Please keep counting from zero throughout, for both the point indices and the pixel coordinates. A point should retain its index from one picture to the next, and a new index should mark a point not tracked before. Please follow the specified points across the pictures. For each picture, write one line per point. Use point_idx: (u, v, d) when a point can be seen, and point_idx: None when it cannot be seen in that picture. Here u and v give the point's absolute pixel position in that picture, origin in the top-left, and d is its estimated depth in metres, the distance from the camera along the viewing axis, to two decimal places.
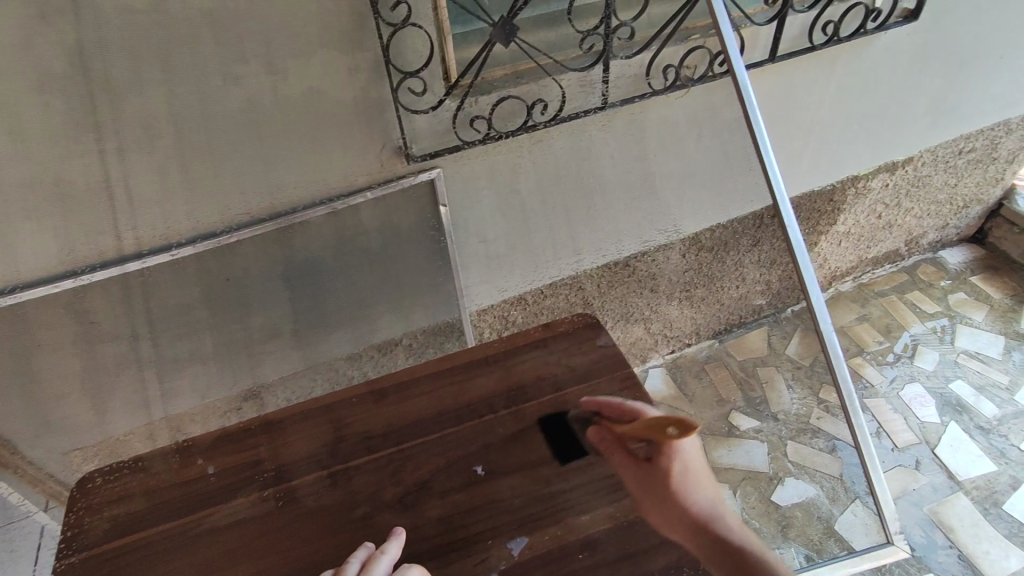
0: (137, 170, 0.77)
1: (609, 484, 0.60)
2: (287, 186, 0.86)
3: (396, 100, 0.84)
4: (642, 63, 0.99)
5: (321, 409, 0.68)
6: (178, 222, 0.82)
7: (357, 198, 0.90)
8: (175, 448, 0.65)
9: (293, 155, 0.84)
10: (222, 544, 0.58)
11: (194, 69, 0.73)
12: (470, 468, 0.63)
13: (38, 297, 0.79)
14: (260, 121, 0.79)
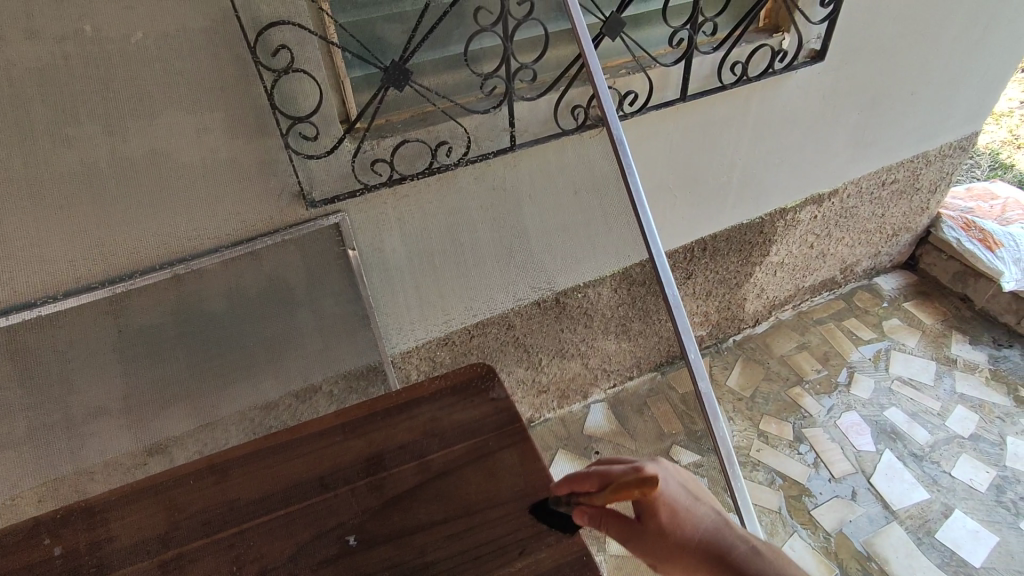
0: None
1: (482, 553, 0.58)
2: (176, 235, 0.82)
3: (286, 145, 0.82)
4: (549, 103, 0.99)
5: (166, 484, 0.62)
6: (50, 275, 0.77)
7: (251, 246, 0.86)
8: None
9: (177, 206, 0.80)
10: None
11: (58, 116, 0.68)
12: (340, 539, 0.59)
13: None
14: (138, 172, 0.76)
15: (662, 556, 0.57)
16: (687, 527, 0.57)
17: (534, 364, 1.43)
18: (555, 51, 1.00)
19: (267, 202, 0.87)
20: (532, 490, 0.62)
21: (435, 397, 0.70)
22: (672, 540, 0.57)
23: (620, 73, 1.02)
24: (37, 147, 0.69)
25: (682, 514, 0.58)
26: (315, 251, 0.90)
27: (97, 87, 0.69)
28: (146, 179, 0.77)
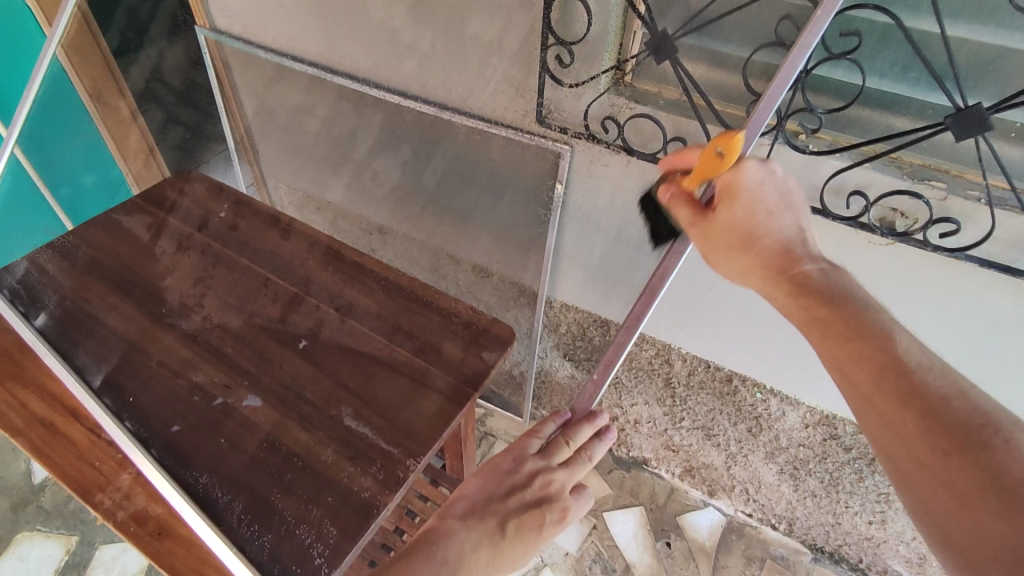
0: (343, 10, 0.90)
1: (343, 442, 0.64)
2: (439, 87, 0.93)
3: (542, 65, 0.82)
4: (833, 169, 0.74)
5: (275, 223, 0.82)
6: (350, 62, 0.97)
7: (480, 125, 0.92)
8: (185, 172, 0.89)
9: (403, 49, 0.90)
10: (139, 250, 0.78)
11: None
12: (297, 339, 0.72)
13: (250, 49, 1.02)
14: (397, 11, 0.86)
15: (728, 243, 0.57)
16: (754, 219, 0.56)
17: (673, 417, 1.25)
18: (899, 120, 0.71)
19: (489, 94, 0.90)
20: (416, 438, 0.65)
21: (452, 308, 0.76)
22: (753, 221, 0.56)
23: (967, 189, 0.70)
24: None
25: (767, 204, 0.56)
26: (519, 164, 0.96)
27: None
28: (404, 25, 0.87)
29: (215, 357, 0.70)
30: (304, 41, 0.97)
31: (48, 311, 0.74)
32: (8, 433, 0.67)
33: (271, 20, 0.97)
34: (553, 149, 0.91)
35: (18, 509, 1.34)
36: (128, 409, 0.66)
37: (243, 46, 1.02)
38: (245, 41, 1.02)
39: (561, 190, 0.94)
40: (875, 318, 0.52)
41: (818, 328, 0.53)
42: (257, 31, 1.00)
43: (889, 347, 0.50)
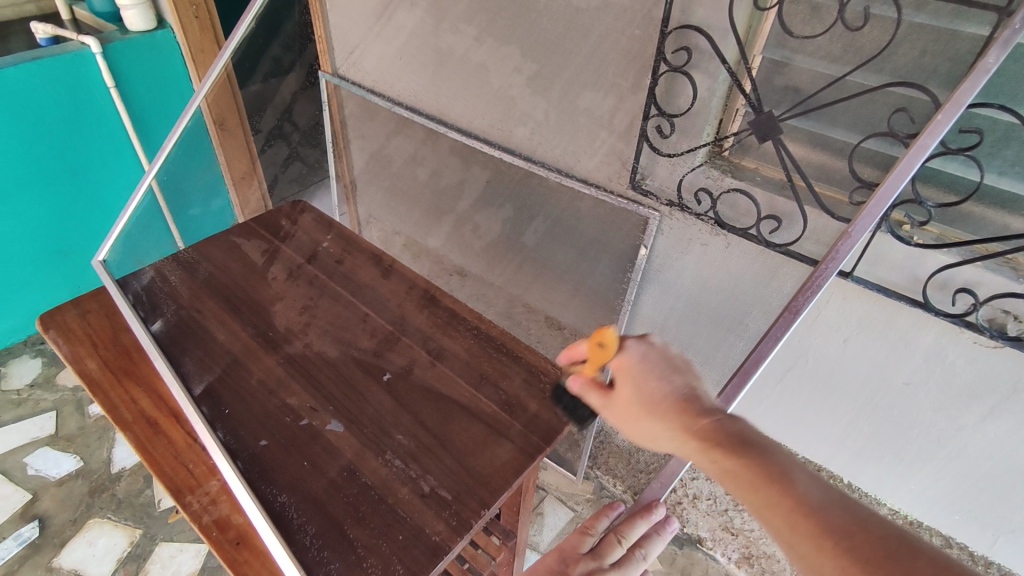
0: (469, 73, 1.02)
1: (417, 478, 0.66)
2: (541, 145, 1.01)
3: (642, 132, 0.88)
4: (937, 265, 0.72)
5: (378, 261, 0.89)
6: (466, 117, 1.07)
7: (583, 188, 0.98)
8: (302, 207, 0.97)
9: (518, 116, 1.00)
10: (253, 270, 0.86)
11: (530, 32, 0.91)
12: (383, 371, 0.76)
13: (371, 99, 1.17)
14: (517, 82, 0.97)
15: (624, 416, 0.58)
16: (643, 393, 0.57)
17: (736, 499, 1.20)
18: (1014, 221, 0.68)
19: (589, 157, 0.96)
20: (488, 485, 0.66)
21: (537, 363, 0.78)
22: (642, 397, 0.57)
23: None
24: (483, 33, 0.97)
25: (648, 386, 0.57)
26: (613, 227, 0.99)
27: (537, 16, 0.89)
28: (520, 92, 0.98)
29: (307, 376, 0.74)
30: (428, 98, 1.11)
31: (164, 318, 0.80)
32: (118, 426, 0.70)
33: (396, 76, 1.13)
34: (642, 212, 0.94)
35: (95, 493, 1.42)
36: (221, 417, 0.70)
37: (367, 96, 1.18)
38: (368, 90, 1.18)
39: (645, 257, 0.98)
40: (771, 462, 0.47)
41: (730, 479, 0.48)
42: (379, 82, 1.16)
43: (789, 491, 0.45)
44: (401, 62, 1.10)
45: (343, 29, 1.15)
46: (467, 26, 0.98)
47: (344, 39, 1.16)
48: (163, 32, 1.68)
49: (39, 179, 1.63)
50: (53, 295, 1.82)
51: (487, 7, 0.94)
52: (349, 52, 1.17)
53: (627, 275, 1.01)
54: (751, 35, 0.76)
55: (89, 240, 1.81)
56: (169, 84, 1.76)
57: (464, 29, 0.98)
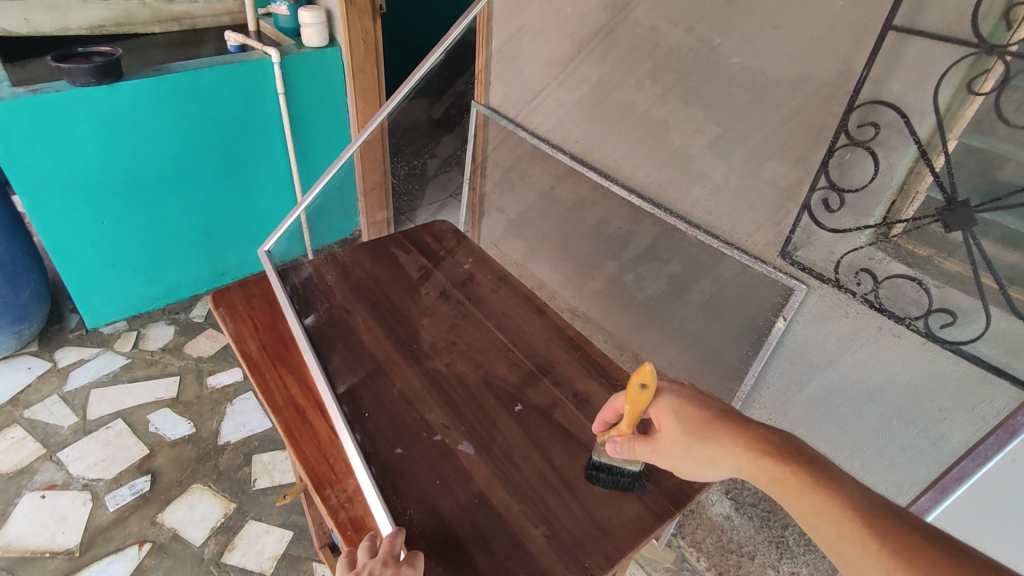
0: (635, 125, 1.06)
1: (542, 515, 0.65)
2: (693, 200, 1.01)
3: (807, 201, 0.86)
4: None
5: (520, 291, 0.92)
6: (622, 166, 1.11)
7: (726, 250, 0.98)
8: (457, 232, 1.03)
9: (694, 177, 1.00)
10: (403, 283, 0.91)
11: (703, 91, 0.93)
12: (515, 401, 0.77)
13: (533, 141, 1.26)
14: (698, 143, 0.97)
15: (678, 455, 0.58)
16: (688, 424, 0.58)
17: None
18: None
19: (752, 224, 0.95)
20: (614, 539, 0.64)
21: None
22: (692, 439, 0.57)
23: None
24: (669, 92, 0.98)
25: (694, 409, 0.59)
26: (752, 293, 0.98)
27: (728, 82, 0.89)
28: (700, 153, 0.97)
29: (443, 393, 0.76)
30: (589, 144, 1.16)
31: (318, 314, 0.86)
32: (270, 408, 0.74)
33: (572, 128, 1.18)
34: (789, 284, 0.93)
35: (201, 460, 1.52)
36: (360, 417, 0.73)
37: (529, 139, 1.26)
38: (532, 133, 1.26)
39: (781, 329, 0.96)
40: (914, 521, 0.46)
41: (781, 488, 0.51)
42: (557, 130, 1.22)
43: (960, 551, 0.44)
44: (569, 109, 1.17)
45: (530, 75, 1.23)
46: (653, 83, 0.99)
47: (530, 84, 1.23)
48: (332, 49, 1.85)
49: (206, 167, 1.81)
50: (193, 272, 1.98)
51: (665, 63, 0.97)
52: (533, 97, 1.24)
53: (760, 345, 1.00)
54: (953, 117, 0.71)
55: (233, 226, 1.98)
56: (328, 97, 1.93)
57: (641, 84, 1.02)
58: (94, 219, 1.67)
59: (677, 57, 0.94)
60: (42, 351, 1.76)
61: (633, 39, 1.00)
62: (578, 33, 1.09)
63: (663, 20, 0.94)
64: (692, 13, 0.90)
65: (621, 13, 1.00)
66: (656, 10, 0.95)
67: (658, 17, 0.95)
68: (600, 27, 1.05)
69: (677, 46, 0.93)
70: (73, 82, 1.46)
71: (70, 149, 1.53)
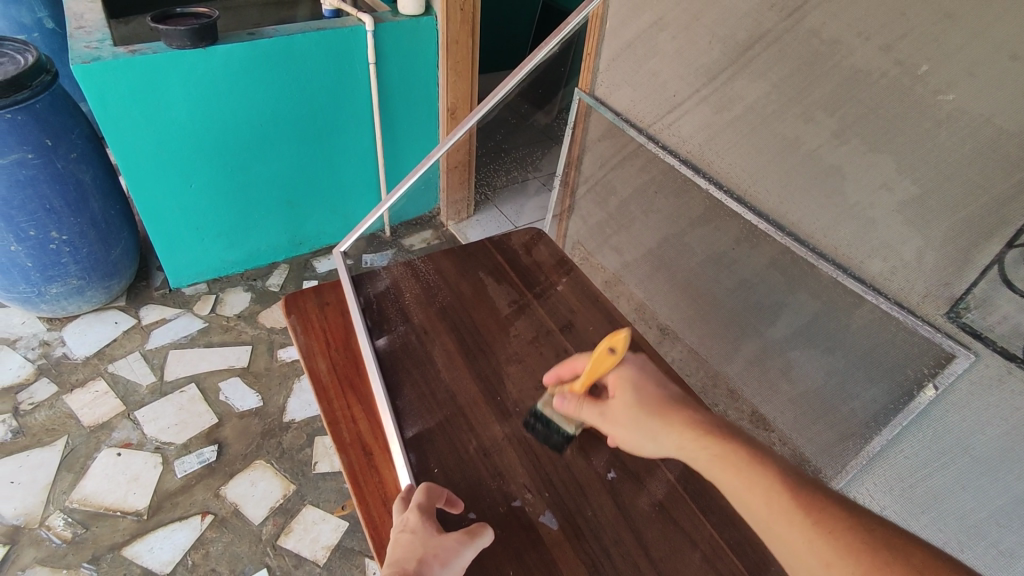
0: (774, 146, 0.89)
1: None
2: (835, 240, 0.84)
3: (997, 258, 0.65)
4: None
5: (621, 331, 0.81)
6: (756, 190, 0.94)
7: (864, 293, 0.79)
8: (559, 254, 0.93)
9: (876, 246, 0.78)
10: (490, 309, 0.83)
11: (873, 116, 0.75)
12: (607, 468, 0.66)
13: (650, 151, 1.11)
14: (883, 202, 0.76)
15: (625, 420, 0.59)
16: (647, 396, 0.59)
17: None
18: None
19: (924, 281, 0.73)
20: None
21: None
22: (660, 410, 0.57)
23: None
24: (847, 128, 0.78)
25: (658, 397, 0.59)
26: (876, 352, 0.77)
27: (934, 123, 0.68)
28: (884, 215, 0.76)
29: (526, 449, 0.67)
30: (716, 160, 1.00)
31: (392, 336, 0.78)
32: (335, 444, 0.67)
33: (716, 151, 0.99)
34: (946, 349, 0.71)
35: (265, 436, 1.52)
36: (430, 467, 0.65)
37: (648, 147, 1.11)
38: (653, 141, 1.11)
39: (930, 399, 0.73)
40: None
41: (718, 466, 0.52)
42: (697, 153, 1.04)
43: None
44: (695, 117, 1.02)
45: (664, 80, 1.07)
46: (825, 115, 0.80)
47: (666, 94, 1.07)
48: (427, 18, 1.75)
49: (294, 135, 1.77)
50: (272, 240, 1.98)
51: (828, 80, 0.79)
52: (668, 111, 1.07)
53: (895, 409, 0.77)
54: None
55: (314, 198, 1.96)
56: (418, 69, 1.84)
57: (790, 101, 0.85)
58: (183, 181, 1.67)
59: (862, 84, 0.75)
60: (128, 307, 1.81)
61: (805, 52, 0.81)
62: (733, 36, 0.92)
63: (848, 31, 0.75)
64: (892, 25, 0.70)
65: (793, 18, 0.81)
66: (846, 19, 0.75)
67: (845, 28, 0.75)
68: (761, 32, 0.87)
69: (867, 67, 0.74)
70: (170, 44, 1.44)
71: (164, 111, 1.52)
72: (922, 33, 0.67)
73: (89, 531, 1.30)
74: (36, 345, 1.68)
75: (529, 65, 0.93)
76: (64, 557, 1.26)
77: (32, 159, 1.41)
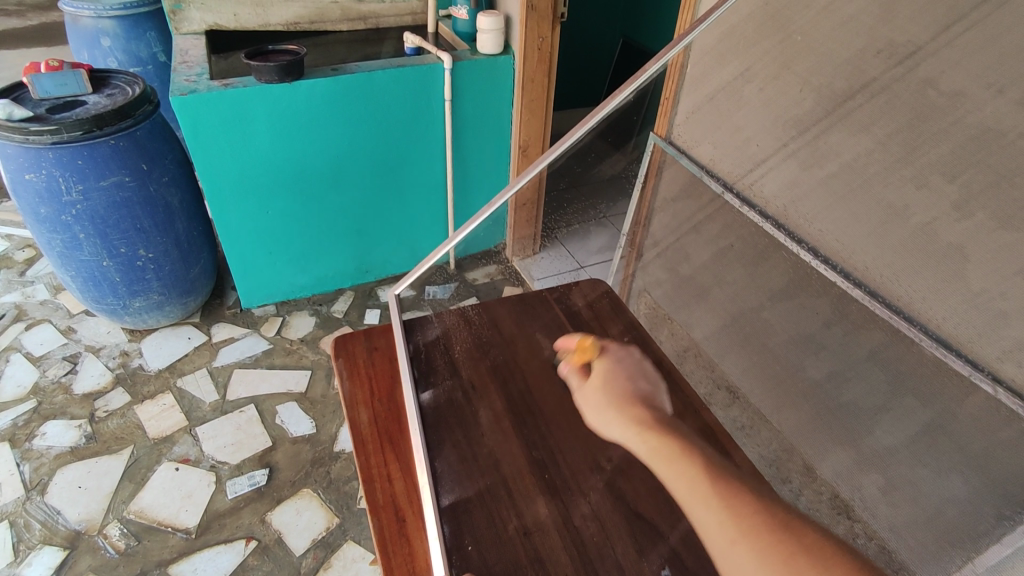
0: (877, 211, 0.80)
1: None
2: (942, 320, 0.74)
3: None
4: None
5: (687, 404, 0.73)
6: (853, 255, 0.85)
7: (979, 380, 0.69)
8: (622, 311, 0.87)
9: (1007, 347, 0.67)
10: (542, 367, 0.78)
11: (1003, 187, 0.65)
12: (663, 564, 0.58)
13: (735, 206, 1.04)
14: (1015, 283, 0.66)
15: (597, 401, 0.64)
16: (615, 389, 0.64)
17: None
18: None
19: None
20: None
21: None
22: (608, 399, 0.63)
23: None
24: (970, 198, 0.69)
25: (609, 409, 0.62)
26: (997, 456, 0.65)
27: None
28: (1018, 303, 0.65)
29: (571, 532, 0.60)
30: (807, 221, 0.92)
31: (437, 389, 0.74)
32: (368, 505, 0.64)
33: (806, 207, 0.92)
34: None
35: (315, 464, 1.52)
36: (463, 542, 0.59)
37: (734, 203, 1.04)
38: (739, 198, 1.04)
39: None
40: None
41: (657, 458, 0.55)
42: (786, 212, 0.95)
43: None
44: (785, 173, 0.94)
45: (750, 132, 1.00)
46: (943, 180, 0.71)
47: (749, 145, 1.01)
48: (505, 57, 1.76)
49: (368, 167, 1.81)
50: (341, 267, 2.02)
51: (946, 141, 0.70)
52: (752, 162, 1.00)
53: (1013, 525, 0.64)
54: None
55: (384, 228, 1.98)
56: (493, 107, 1.85)
57: (900, 163, 0.76)
58: (262, 207, 1.74)
59: (987, 145, 0.66)
60: (202, 323, 1.89)
61: (916, 107, 0.73)
62: (830, 85, 0.84)
63: (974, 83, 0.66)
64: None
65: (906, 68, 0.73)
66: (967, 75, 0.66)
67: (967, 83, 0.67)
68: (866, 80, 0.78)
69: (998, 128, 0.64)
70: (261, 78, 1.52)
71: (250, 142, 1.59)
72: None
73: (141, 544, 1.33)
74: (116, 354, 1.77)
75: (604, 111, 0.91)
76: (116, 568, 1.29)
77: (129, 182, 1.51)
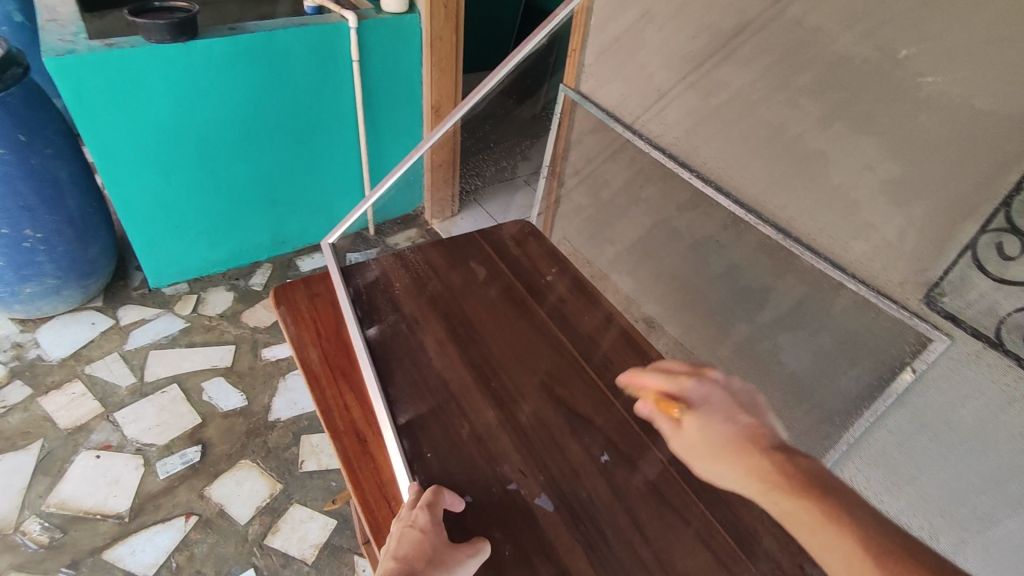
0: (758, 135, 0.92)
1: None
2: (813, 225, 0.87)
3: (973, 245, 0.68)
4: None
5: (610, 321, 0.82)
6: (741, 178, 0.97)
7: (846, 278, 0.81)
8: (548, 247, 0.94)
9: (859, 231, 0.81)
10: (479, 298, 0.83)
11: (856, 103, 0.77)
12: (600, 450, 0.67)
13: (637, 143, 1.13)
14: (866, 183, 0.79)
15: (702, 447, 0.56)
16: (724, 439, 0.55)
17: None
18: None
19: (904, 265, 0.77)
20: None
21: None
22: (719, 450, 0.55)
23: None
24: (831, 114, 0.81)
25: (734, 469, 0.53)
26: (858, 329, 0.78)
27: (915, 109, 0.71)
28: (868, 198, 0.79)
29: (519, 433, 0.67)
30: (702, 153, 1.03)
31: (382, 325, 0.78)
32: (329, 431, 0.67)
33: (701, 140, 1.03)
34: (927, 335, 0.73)
35: (250, 436, 1.50)
36: (423, 452, 0.65)
37: (635, 141, 1.13)
38: (639, 135, 1.13)
39: (907, 383, 0.76)
40: None
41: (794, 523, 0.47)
42: (682, 142, 1.06)
43: None
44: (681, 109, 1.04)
45: (650, 75, 1.10)
46: (809, 100, 0.83)
47: (649, 88, 1.10)
48: (410, 15, 1.74)
49: (277, 132, 1.75)
50: (255, 238, 1.95)
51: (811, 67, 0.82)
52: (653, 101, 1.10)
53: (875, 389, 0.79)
54: None
55: (298, 196, 1.93)
56: (402, 66, 1.84)
57: (776, 91, 0.87)
58: (163, 178, 1.64)
59: (843, 69, 0.78)
60: (106, 307, 1.78)
61: (787, 40, 0.84)
62: (716, 25, 0.94)
63: (831, 17, 0.78)
64: (874, 16, 0.73)
65: (777, 7, 0.84)
66: (826, 10, 0.78)
67: (826, 17, 0.78)
68: (746, 19, 0.89)
69: (849, 53, 0.77)
70: (149, 38, 1.40)
71: (143, 107, 1.49)
72: (904, 23, 0.70)
73: (68, 535, 1.27)
74: (8, 347, 1.63)
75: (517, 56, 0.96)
76: (42, 562, 1.22)
77: (5, 154, 1.37)
